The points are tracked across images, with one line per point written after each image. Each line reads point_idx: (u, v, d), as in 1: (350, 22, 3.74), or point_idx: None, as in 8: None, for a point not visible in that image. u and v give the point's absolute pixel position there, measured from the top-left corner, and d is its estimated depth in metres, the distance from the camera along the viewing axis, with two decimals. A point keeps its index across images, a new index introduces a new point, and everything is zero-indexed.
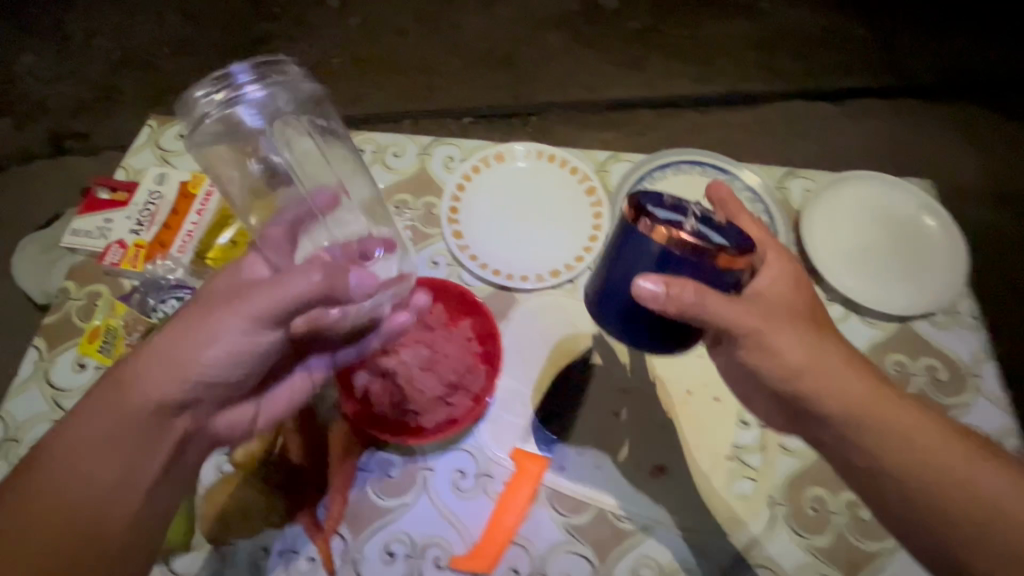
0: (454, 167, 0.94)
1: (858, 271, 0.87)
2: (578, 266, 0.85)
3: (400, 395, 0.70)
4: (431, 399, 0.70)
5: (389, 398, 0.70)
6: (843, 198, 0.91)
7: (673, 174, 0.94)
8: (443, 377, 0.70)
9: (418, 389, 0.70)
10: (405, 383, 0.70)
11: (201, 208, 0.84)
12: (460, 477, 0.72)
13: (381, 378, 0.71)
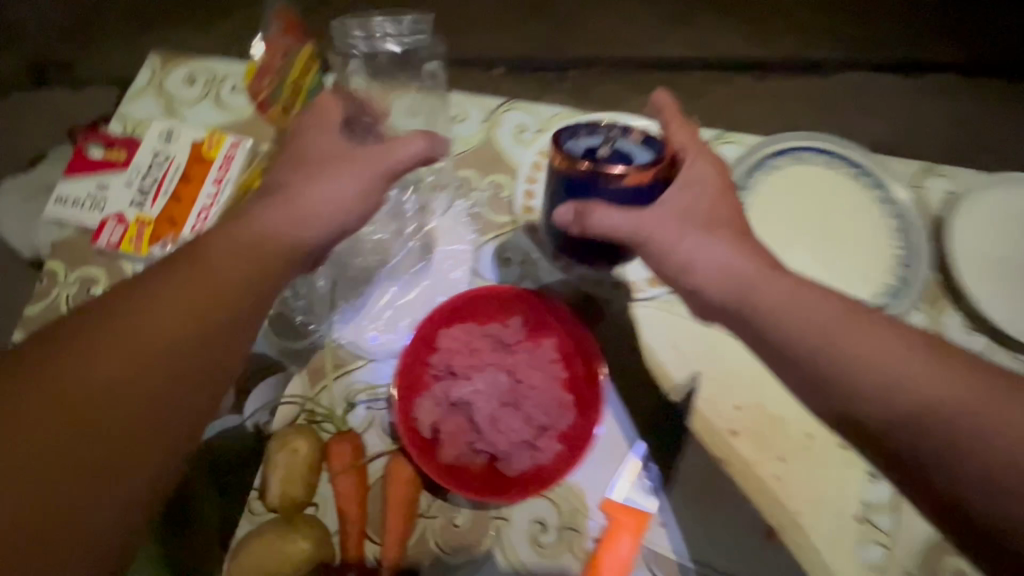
0: (527, 138, 0.76)
1: (1011, 295, 0.72)
2: None
3: (475, 435, 0.56)
4: (515, 444, 0.56)
5: (461, 438, 0.56)
6: (994, 205, 0.76)
7: (792, 163, 0.78)
8: (529, 418, 0.57)
9: (499, 429, 0.56)
10: (484, 423, 0.56)
11: (220, 177, 0.67)
12: (541, 530, 0.59)
13: (451, 412, 0.57)
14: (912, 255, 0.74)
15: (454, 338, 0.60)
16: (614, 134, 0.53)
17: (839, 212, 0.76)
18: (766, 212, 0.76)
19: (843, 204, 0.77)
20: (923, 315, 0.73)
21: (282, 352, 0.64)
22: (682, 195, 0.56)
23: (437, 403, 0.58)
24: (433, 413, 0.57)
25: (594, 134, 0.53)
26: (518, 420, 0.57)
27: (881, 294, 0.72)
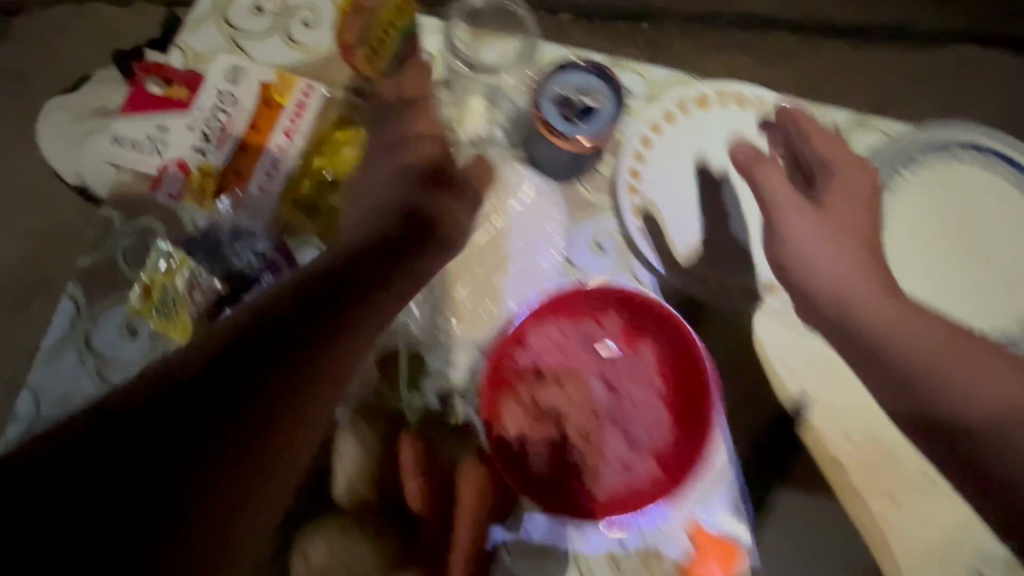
0: (635, 107, 0.65)
1: None
2: (800, 279, 0.61)
3: (568, 447, 0.53)
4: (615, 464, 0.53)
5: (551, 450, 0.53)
6: None
7: (941, 160, 0.66)
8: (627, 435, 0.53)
9: (592, 442, 0.53)
10: (578, 437, 0.53)
11: (291, 127, 0.60)
12: (620, 550, 0.55)
13: (540, 421, 0.53)
14: None
15: (544, 338, 0.55)
16: (589, 86, 0.56)
17: (996, 223, 0.64)
18: (906, 214, 0.64)
19: (1000, 214, 0.65)
20: None
21: None
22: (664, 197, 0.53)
23: (527, 410, 0.53)
24: (523, 420, 0.53)
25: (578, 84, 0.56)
26: (616, 436, 0.53)
27: None
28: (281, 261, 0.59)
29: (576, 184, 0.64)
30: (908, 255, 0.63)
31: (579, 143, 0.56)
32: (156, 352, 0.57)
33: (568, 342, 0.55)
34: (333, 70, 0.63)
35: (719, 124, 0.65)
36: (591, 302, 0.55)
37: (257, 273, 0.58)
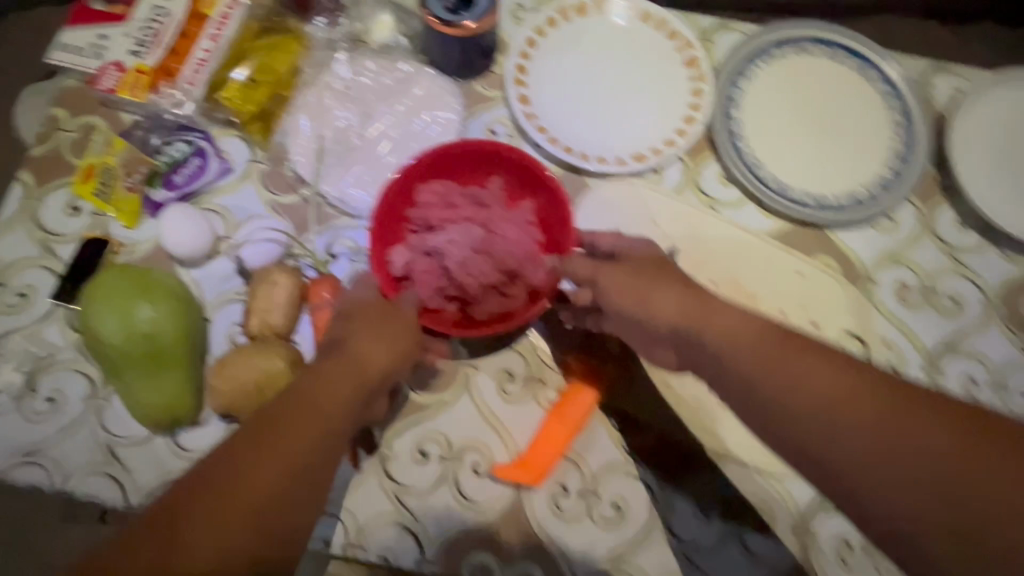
0: (524, 16, 0.74)
1: (1008, 191, 0.70)
2: (668, 151, 0.69)
3: (447, 278, 0.59)
4: (488, 292, 0.60)
5: (433, 281, 0.59)
6: (1000, 105, 0.73)
7: (795, 53, 0.75)
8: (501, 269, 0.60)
9: (471, 276, 0.59)
10: (458, 271, 0.59)
11: (216, 33, 0.68)
12: (508, 378, 0.62)
13: (425, 258, 0.59)
14: (907, 151, 0.72)
15: (428, 191, 0.61)
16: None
17: (841, 105, 0.74)
18: (764, 100, 0.73)
19: (844, 97, 0.74)
20: (912, 209, 0.71)
21: (272, 207, 0.67)
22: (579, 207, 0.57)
23: (413, 250, 0.59)
24: (409, 257, 0.59)
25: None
26: (488, 266, 0.59)
27: (872, 186, 0.71)
28: (208, 149, 0.67)
29: (474, 82, 0.73)
30: (762, 133, 0.72)
31: (464, 27, 0.65)
32: (96, 226, 0.65)
33: (449, 196, 0.61)
34: None
35: (595, 27, 0.74)
36: (473, 164, 0.62)
37: (185, 159, 0.66)
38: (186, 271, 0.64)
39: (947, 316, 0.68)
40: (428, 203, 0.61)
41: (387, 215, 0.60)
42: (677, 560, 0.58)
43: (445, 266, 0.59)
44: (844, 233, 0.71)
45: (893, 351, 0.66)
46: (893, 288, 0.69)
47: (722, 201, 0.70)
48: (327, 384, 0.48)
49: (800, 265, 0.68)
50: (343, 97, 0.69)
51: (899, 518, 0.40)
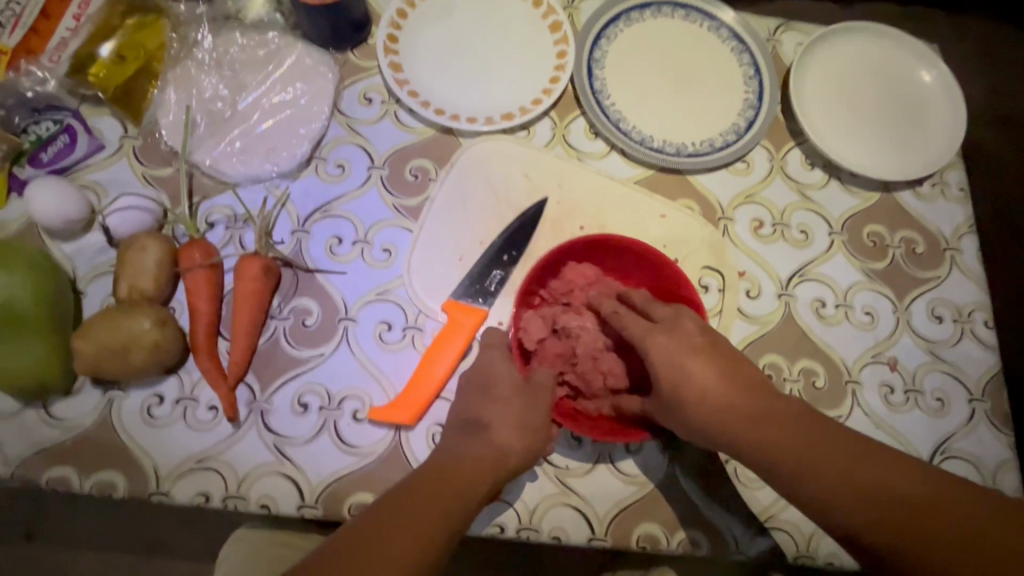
0: None
1: (846, 131, 0.77)
2: (534, 109, 0.73)
3: (576, 367, 0.61)
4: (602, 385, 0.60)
5: (561, 366, 0.61)
6: (838, 53, 0.80)
7: (653, 17, 0.81)
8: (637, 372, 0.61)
9: (590, 366, 0.60)
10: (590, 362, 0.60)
11: (80, 13, 0.69)
12: (386, 329, 0.65)
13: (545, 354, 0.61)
14: (758, 99, 0.78)
15: (580, 271, 0.64)
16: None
17: (698, 62, 0.80)
18: (625, 61, 0.79)
19: (700, 55, 0.80)
20: (764, 152, 0.78)
21: (145, 179, 0.68)
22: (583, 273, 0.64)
23: (546, 323, 0.62)
24: (543, 331, 0.61)
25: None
26: (623, 367, 0.61)
27: (727, 134, 0.77)
28: (78, 127, 0.68)
29: (349, 53, 0.75)
30: (624, 91, 0.77)
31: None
32: None
33: (599, 283, 0.64)
34: None
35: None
36: (629, 258, 0.65)
37: (52, 136, 0.67)
38: (57, 245, 0.64)
39: (798, 247, 0.74)
40: (579, 284, 0.63)
41: (533, 284, 0.63)
42: (552, 485, 0.61)
43: (574, 348, 0.61)
44: (704, 177, 0.76)
45: (750, 281, 0.72)
46: (749, 225, 0.74)
47: (589, 153, 0.75)
48: (463, 469, 0.50)
49: (662, 208, 0.73)
50: (215, 70, 0.71)
51: (827, 508, 0.46)
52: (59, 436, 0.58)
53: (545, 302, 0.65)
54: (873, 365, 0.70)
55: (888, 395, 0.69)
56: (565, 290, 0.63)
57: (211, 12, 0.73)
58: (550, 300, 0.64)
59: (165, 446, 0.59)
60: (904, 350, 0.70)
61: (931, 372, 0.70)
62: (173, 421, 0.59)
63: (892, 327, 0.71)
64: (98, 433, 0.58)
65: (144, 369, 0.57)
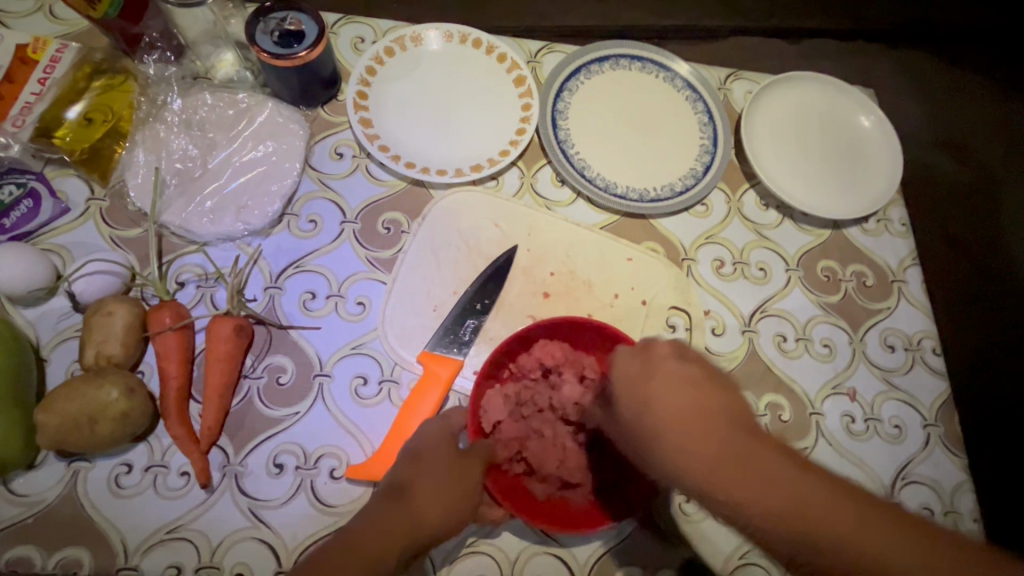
0: (364, 49, 0.81)
1: (796, 174, 0.82)
2: (502, 160, 0.76)
3: (530, 447, 0.60)
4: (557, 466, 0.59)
5: (513, 449, 0.60)
6: (784, 101, 0.85)
7: (611, 69, 0.85)
8: (589, 450, 0.61)
9: (543, 444, 0.60)
10: (542, 440, 0.60)
11: (45, 77, 0.69)
12: (362, 383, 0.65)
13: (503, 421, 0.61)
14: (713, 144, 0.83)
15: (549, 349, 0.63)
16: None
17: (655, 111, 0.84)
18: (586, 112, 0.83)
19: (657, 105, 0.84)
20: (721, 194, 0.82)
21: (112, 241, 0.67)
22: (551, 351, 0.63)
23: (507, 405, 0.61)
24: (502, 413, 0.60)
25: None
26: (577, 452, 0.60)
27: (686, 179, 0.81)
28: (42, 190, 0.67)
29: (320, 110, 0.78)
30: (587, 139, 0.81)
31: (300, 57, 0.69)
32: None
33: (567, 363, 0.63)
34: (93, 37, 0.74)
35: (430, 56, 0.81)
36: (595, 338, 0.64)
37: (15, 201, 0.66)
38: (20, 311, 0.63)
39: (758, 284, 0.78)
40: (541, 363, 0.63)
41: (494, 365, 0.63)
42: (532, 533, 0.62)
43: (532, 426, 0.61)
44: (666, 220, 0.80)
45: (715, 319, 0.75)
46: (711, 265, 0.78)
47: (557, 201, 0.78)
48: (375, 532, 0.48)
49: (628, 251, 0.76)
50: (183, 130, 0.71)
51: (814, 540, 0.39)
52: (20, 513, 0.56)
53: (512, 377, 0.64)
54: (834, 396, 0.73)
55: (850, 425, 0.72)
56: (530, 359, 0.63)
57: (179, 72, 0.74)
58: (522, 365, 0.63)
59: (134, 517, 0.57)
60: (861, 380, 0.74)
61: (888, 400, 0.73)
62: (142, 490, 0.58)
63: (849, 359, 0.75)
64: (63, 506, 0.56)
65: (109, 440, 0.56)
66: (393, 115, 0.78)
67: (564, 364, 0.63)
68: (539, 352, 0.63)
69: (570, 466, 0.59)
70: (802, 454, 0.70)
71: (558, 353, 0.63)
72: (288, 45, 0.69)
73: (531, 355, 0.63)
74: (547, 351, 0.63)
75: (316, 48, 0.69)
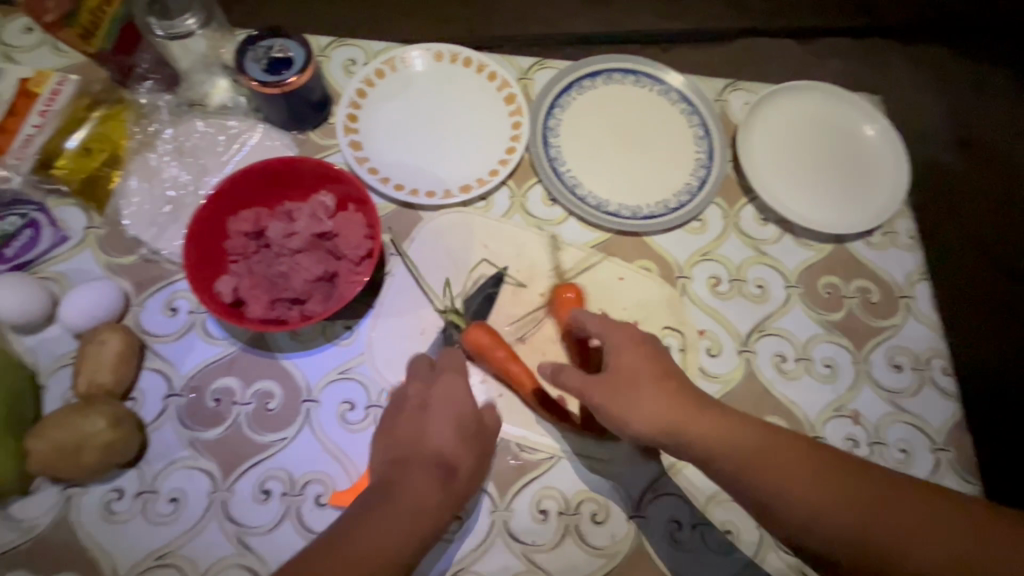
0: (356, 71, 0.82)
1: (794, 187, 0.80)
2: (491, 180, 0.76)
3: (281, 289, 0.64)
4: (309, 280, 0.63)
5: (266, 295, 0.63)
6: (783, 111, 0.83)
7: (603, 84, 0.84)
8: (331, 264, 0.65)
9: (289, 278, 0.64)
10: (287, 278, 0.64)
11: (47, 109, 0.68)
12: (349, 409, 0.65)
13: (249, 285, 0.63)
14: (708, 158, 0.81)
15: (238, 220, 0.65)
16: (187, 23, 0.70)
17: (648, 125, 0.82)
18: (577, 128, 0.82)
19: (650, 117, 0.83)
20: (718, 209, 0.80)
21: (109, 268, 0.69)
22: (246, 219, 0.65)
23: (239, 276, 0.63)
24: (234, 282, 0.62)
25: (166, 23, 0.69)
26: (312, 271, 0.63)
27: (680, 194, 0.79)
28: (43, 221, 0.69)
29: (310, 133, 0.78)
30: (579, 155, 0.80)
31: (289, 83, 0.69)
32: None
33: (265, 217, 0.66)
34: (91, 67, 0.76)
35: (419, 76, 0.81)
36: (259, 191, 0.68)
37: (17, 231, 0.68)
38: (20, 339, 0.65)
39: (755, 302, 0.75)
40: (242, 231, 0.65)
41: (202, 258, 0.63)
42: (519, 562, 0.61)
43: (265, 278, 0.64)
44: (661, 237, 0.78)
45: (710, 338, 0.73)
46: (707, 282, 0.76)
47: (547, 219, 0.77)
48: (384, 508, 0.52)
49: (620, 271, 0.75)
50: (176, 158, 0.73)
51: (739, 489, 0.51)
52: (16, 538, 0.58)
53: (236, 255, 0.65)
54: (836, 419, 0.70)
55: (853, 449, 0.69)
56: (240, 232, 0.65)
57: (174, 101, 0.75)
58: (235, 246, 0.65)
59: (125, 543, 0.58)
60: (866, 402, 0.71)
61: (894, 422, 0.70)
62: (132, 516, 0.59)
63: (853, 379, 0.72)
64: (56, 531, 0.58)
65: (86, 434, 0.55)
66: (383, 135, 0.78)
67: (237, 224, 0.65)
68: (241, 225, 0.65)
69: (307, 285, 0.63)
70: None
71: (238, 224, 0.65)
72: (279, 72, 0.69)
73: (245, 237, 0.65)
74: (233, 222, 0.65)
75: (303, 73, 0.70)
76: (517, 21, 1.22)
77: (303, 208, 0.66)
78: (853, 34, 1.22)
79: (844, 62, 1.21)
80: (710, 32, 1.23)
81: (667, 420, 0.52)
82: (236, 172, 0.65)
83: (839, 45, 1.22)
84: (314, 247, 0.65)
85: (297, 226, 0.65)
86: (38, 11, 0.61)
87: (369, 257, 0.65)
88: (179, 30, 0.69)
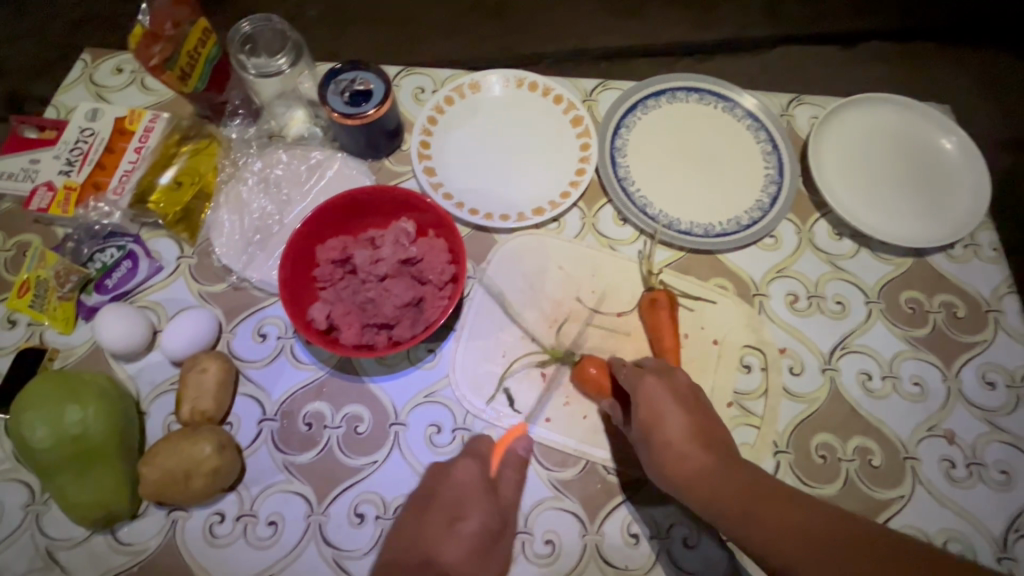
0: (425, 98, 0.84)
1: (870, 201, 0.78)
2: (563, 202, 0.77)
3: (370, 315, 0.65)
4: (398, 306, 0.64)
5: (357, 321, 0.65)
6: (852, 125, 0.82)
7: (668, 103, 0.84)
8: (416, 289, 0.66)
9: (377, 305, 0.65)
10: (376, 305, 0.65)
11: (140, 146, 0.75)
12: (436, 432, 0.66)
13: (340, 312, 0.65)
14: (779, 173, 0.80)
15: (326, 248, 0.67)
16: (278, 62, 0.72)
17: (714, 143, 0.82)
18: (644, 147, 0.82)
19: (716, 134, 0.83)
20: (791, 225, 0.79)
21: (201, 296, 0.72)
22: (333, 246, 0.67)
23: (329, 302, 0.65)
24: (326, 309, 0.64)
25: (259, 63, 0.72)
26: (400, 297, 0.65)
27: (753, 211, 0.78)
28: (139, 252, 0.73)
29: (384, 160, 0.80)
30: (647, 174, 0.80)
31: (369, 115, 0.72)
32: (32, 335, 0.69)
33: (351, 245, 0.68)
34: (178, 105, 0.80)
35: (487, 102, 0.83)
36: (342, 219, 0.70)
37: (116, 263, 0.72)
38: (122, 366, 0.68)
39: (836, 319, 0.74)
40: (330, 259, 0.67)
41: (294, 286, 0.65)
42: None
43: (354, 305, 0.65)
44: (734, 254, 0.77)
45: (792, 357, 0.72)
46: (785, 299, 0.75)
47: (619, 239, 0.78)
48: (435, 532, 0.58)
49: (696, 290, 0.74)
50: (260, 189, 0.76)
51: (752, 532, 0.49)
52: (126, 561, 0.60)
53: (325, 283, 0.67)
54: (930, 439, 0.68)
55: (950, 470, 0.67)
56: (328, 261, 0.67)
57: (257, 134, 0.78)
58: (324, 275, 0.67)
59: (228, 567, 0.60)
60: (959, 421, 0.69)
61: (991, 442, 0.68)
62: (234, 539, 0.61)
63: (944, 398, 0.70)
64: (164, 554, 0.60)
65: (195, 460, 0.57)
66: (455, 160, 0.80)
67: (326, 253, 0.67)
68: (329, 254, 0.67)
69: (395, 311, 0.64)
70: (897, 502, 0.65)
71: (326, 252, 0.67)
72: (359, 105, 0.72)
73: (333, 264, 0.67)
74: (322, 251, 0.67)
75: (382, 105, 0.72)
76: (566, 39, 1.23)
77: (387, 235, 0.68)
78: (905, 40, 1.20)
79: (901, 67, 1.19)
80: (760, 42, 1.22)
81: (688, 447, 0.55)
82: (322, 203, 0.68)
83: (893, 51, 1.20)
84: (399, 273, 0.67)
85: (382, 253, 0.66)
86: (145, 56, 0.65)
87: (453, 282, 0.66)
88: (272, 70, 0.72)
